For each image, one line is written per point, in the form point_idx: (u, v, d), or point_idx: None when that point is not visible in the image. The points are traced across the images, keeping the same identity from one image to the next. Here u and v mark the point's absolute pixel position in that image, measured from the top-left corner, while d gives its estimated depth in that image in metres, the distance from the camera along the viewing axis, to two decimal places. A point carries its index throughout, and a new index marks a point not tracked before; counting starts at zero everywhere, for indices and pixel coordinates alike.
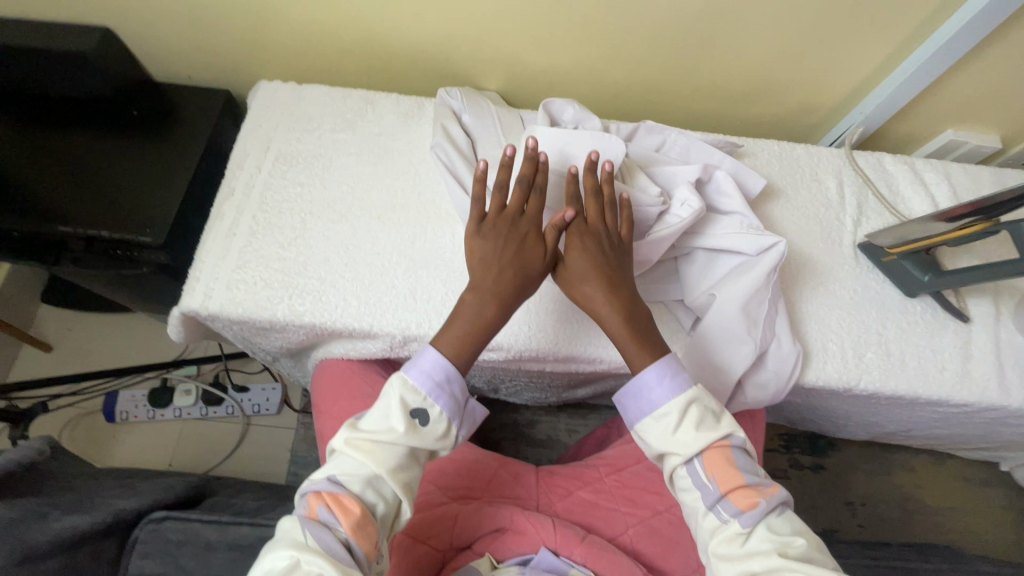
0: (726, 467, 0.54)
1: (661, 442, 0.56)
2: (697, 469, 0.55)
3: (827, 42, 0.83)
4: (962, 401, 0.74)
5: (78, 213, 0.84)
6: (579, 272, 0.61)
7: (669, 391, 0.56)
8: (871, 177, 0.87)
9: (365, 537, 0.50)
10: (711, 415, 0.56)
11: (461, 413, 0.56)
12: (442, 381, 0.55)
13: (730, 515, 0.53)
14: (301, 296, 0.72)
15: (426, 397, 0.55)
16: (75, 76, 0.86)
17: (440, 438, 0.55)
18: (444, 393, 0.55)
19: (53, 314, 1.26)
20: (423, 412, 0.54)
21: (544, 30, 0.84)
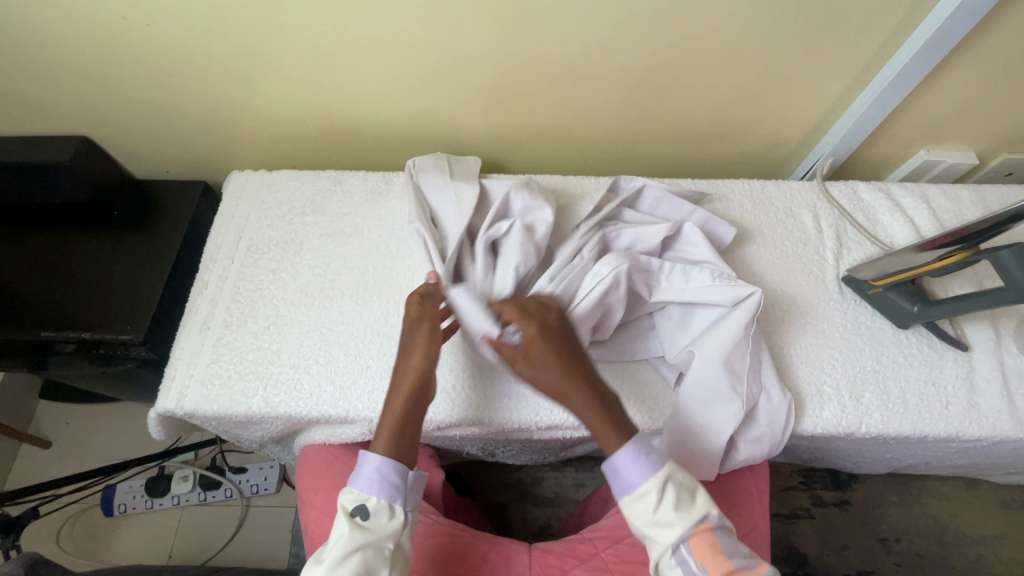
0: (714, 553, 0.51)
1: (638, 523, 0.54)
2: (685, 556, 0.52)
3: (781, 84, 0.84)
4: (976, 436, 0.69)
5: (61, 316, 0.85)
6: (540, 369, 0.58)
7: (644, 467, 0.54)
8: (847, 208, 0.85)
9: None
10: (686, 491, 0.54)
11: (403, 489, 0.56)
12: (375, 472, 0.55)
13: None
14: (273, 386, 0.71)
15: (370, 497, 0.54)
16: (57, 183, 0.90)
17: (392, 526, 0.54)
18: (380, 482, 0.55)
19: (51, 408, 1.27)
20: (365, 506, 0.54)
21: (502, 99, 0.86)
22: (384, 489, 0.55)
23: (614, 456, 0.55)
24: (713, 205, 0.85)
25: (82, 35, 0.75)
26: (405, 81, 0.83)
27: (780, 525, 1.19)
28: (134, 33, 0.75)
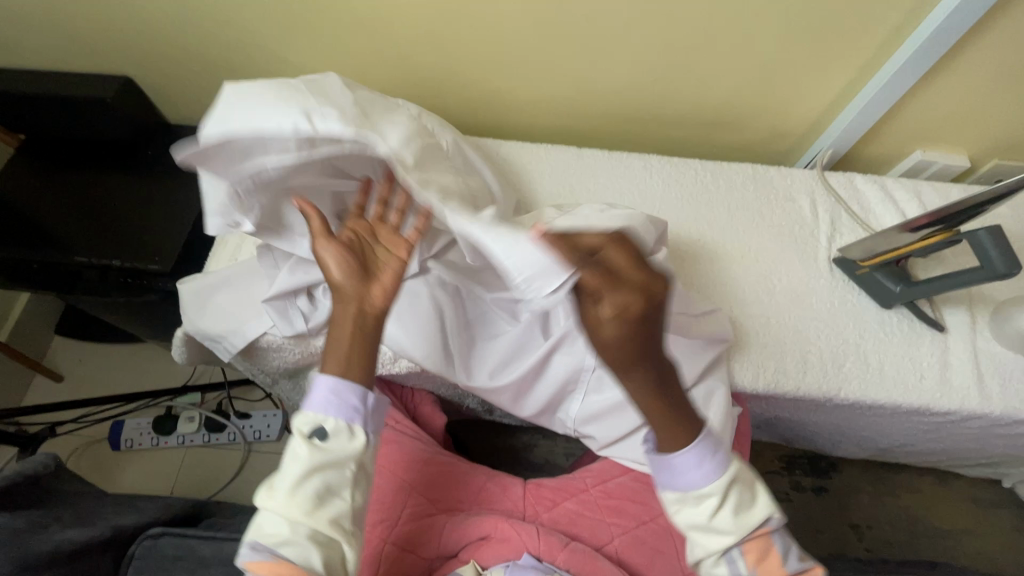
0: (770, 557, 0.52)
1: (692, 525, 0.53)
2: (734, 558, 0.52)
3: (793, 74, 0.89)
4: (944, 409, 0.75)
5: (94, 244, 0.90)
6: (614, 359, 0.46)
7: (706, 471, 0.51)
8: (843, 196, 0.90)
9: None
10: (747, 496, 0.53)
11: (362, 412, 0.52)
12: (331, 394, 0.51)
13: None
14: (276, 325, 0.74)
15: (322, 418, 0.51)
16: (97, 122, 0.95)
17: (352, 450, 0.52)
18: (336, 402, 0.51)
19: (65, 345, 1.28)
20: (322, 428, 0.51)
21: (527, 70, 0.90)
22: (342, 410, 0.52)
23: (680, 456, 0.51)
24: (717, 184, 0.90)
25: None
26: (433, 43, 0.87)
27: None
28: None
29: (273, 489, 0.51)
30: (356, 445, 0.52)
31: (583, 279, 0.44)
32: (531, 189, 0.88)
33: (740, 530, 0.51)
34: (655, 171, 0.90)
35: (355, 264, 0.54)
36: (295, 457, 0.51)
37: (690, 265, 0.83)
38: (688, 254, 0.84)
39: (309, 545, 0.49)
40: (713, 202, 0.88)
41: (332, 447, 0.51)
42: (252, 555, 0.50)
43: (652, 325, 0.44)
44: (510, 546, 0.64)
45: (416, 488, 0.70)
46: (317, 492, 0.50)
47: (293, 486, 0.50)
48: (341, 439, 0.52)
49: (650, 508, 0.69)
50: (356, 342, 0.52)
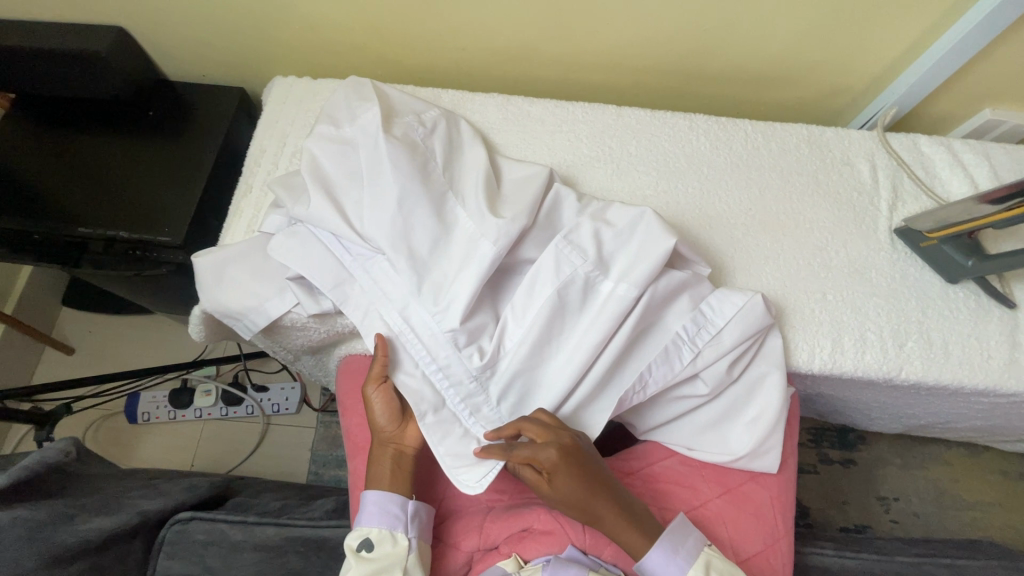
0: None
1: None
2: None
3: (862, 22, 0.80)
4: (1010, 390, 0.70)
5: (98, 213, 0.84)
6: (579, 507, 0.58)
7: (678, 563, 0.58)
8: (906, 160, 0.83)
9: None
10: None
11: (404, 519, 0.62)
12: (375, 505, 0.61)
13: None
14: (303, 303, 0.70)
15: (374, 529, 0.61)
16: (92, 79, 0.87)
17: (397, 554, 0.60)
18: (382, 514, 0.61)
19: (73, 317, 1.24)
20: (369, 539, 0.60)
21: (564, 19, 0.81)
22: (385, 519, 0.62)
23: (649, 559, 0.58)
24: (768, 147, 0.82)
25: None
26: None
27: None
28: None
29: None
30: (400, 548, 0.60)
31: (517, 455, 0.59)
32: (567, 153, 0.81)
33: None
34: (701, 132, 0.82)
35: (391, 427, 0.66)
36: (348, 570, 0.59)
37: (739, 237, 0.77)
38: (738, 223, 0.78)
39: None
40: (765, 168, 0.81)
41: (377, 551, 0.60)
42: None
43: (576, 472, 0.57)
44: (553, 540, 0.60)
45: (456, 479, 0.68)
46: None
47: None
48: (387, 542, 0.60)
49: (699, 493, 0.67)
50: (396, 466, 0.65)
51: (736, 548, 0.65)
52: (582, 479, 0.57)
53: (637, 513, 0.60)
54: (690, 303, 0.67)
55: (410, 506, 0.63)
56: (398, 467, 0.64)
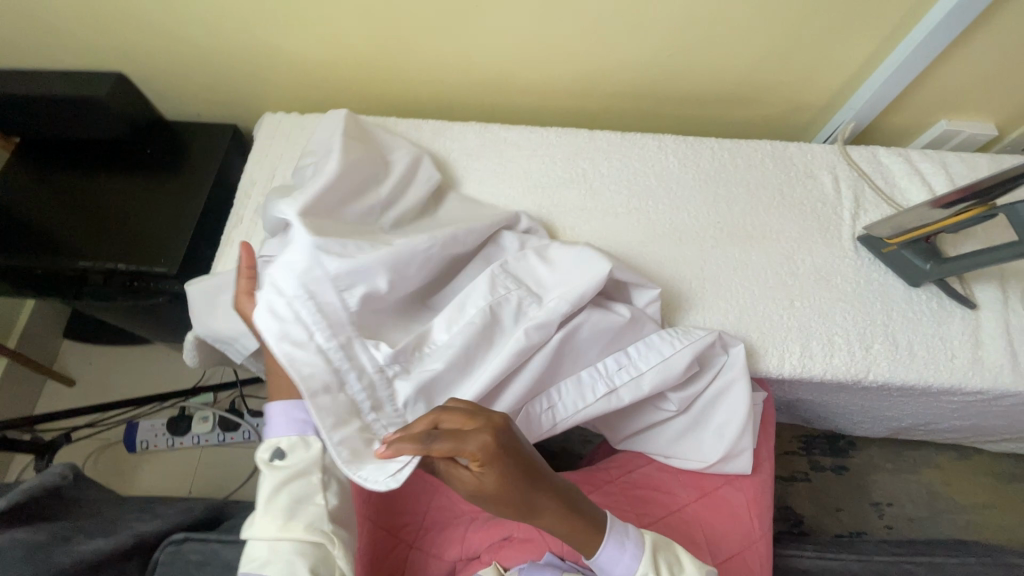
0: None
1: None
2: None
3: (815, 43, 0.84)
4: (976, 388, 0.73)
5: (97, 247, 0.88)
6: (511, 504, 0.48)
7: (629, 555, 0.54)
8: (866, 171, 0.86)
9: None
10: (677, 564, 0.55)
11: (312, 422, 0.57)
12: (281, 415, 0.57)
13: None
14: None
15: (284, 438, 0.56)
16: (93, 121, 0.93)
17: (310, 459, 0.55)
18: (292, 423, 0.57)
19: (74, 349, 1.27)
20: (278, 449, 0.56)
21: (535, 51, 0.86)
22: (293, 427, 0.57)
23: (598, 556, 0.54)
24: (734, 163, 0.86)
25: None
26: (438, 23, 0.83)
27: (778, 487, 1.23)
28: None
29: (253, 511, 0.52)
30: (312, 452, 0.55)
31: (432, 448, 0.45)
32: (543, 175, 0.85)
33: None
34: (669, 151, 0.86)
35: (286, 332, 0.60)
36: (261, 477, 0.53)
37: (708, 249, 0.80)
38: (707, 236, 0.81)
39: (294, 554, 0.50)
40: (732, 183, 0.85)
41: (294, 457, 0.55)
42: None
43: (512, 466, 0.46)
44: (531, 547, 0.62)
45: (440, 492, 0.70)
46: (283, 497, 0.52)
47: (265, 501, 0.52)
48: (301, 446, 0.56)
49: (677, 498, 0.69)
50: (299, 382, 0.60)
51: (715, 551, 0.66)
52: (517, 471, 0.47)
53: (580, 501, 0.53)
54: (618, 339, 0.69)
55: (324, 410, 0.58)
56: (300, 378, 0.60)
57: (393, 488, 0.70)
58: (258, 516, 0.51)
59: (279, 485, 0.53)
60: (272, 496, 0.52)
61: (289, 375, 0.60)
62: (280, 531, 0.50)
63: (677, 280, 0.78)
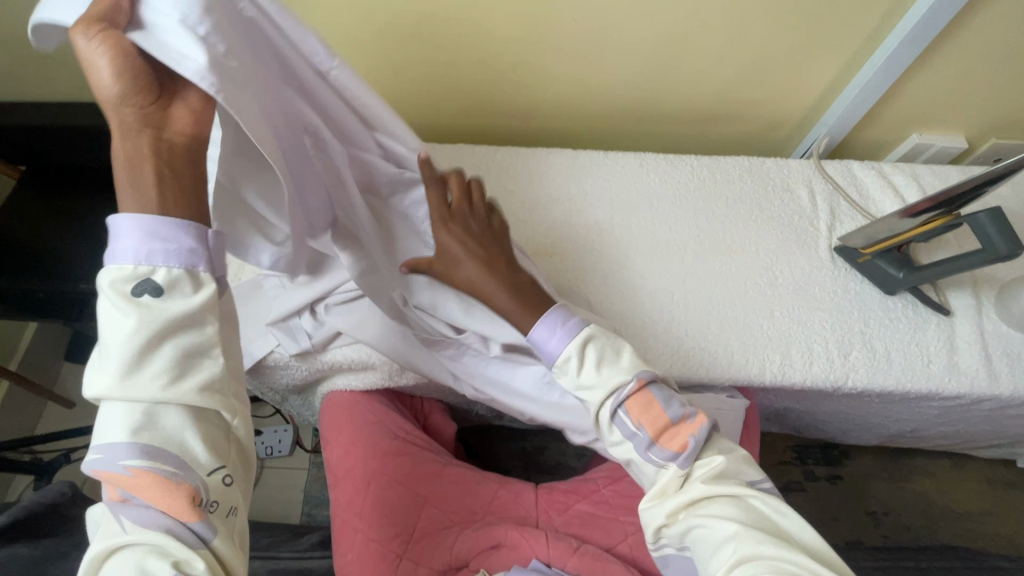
0: (650, 408, 0.55)
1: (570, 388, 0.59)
2: (622, 416, 0.56)
3: (786, 64, 0.88)
4: (953, 392, 0.75)
5: (98, 270, 0.91)
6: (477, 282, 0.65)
7: (560, 338, 0.59)
8: (841, 184, 0.89)
9: (175, 504, 0.38)
10: (610, 351, 0.59)
11: (201, 251, 0.39)
12: (142, 236, 0.37)
13: (664, 459, 0.54)
14: (282, 343, 0.75)
15: (139, 265, 0.37)
16: (96, 149, 0.96)
17: (199, 301, 0.38)
18: (165, 250, 0.37)
19: (74, 371, 1.29)
20: (150, 283, 0.37)
21: (519, 75, 0.90)
22: (169, 256, 0.38)
23: (533, 331, 0.61)
24: (713, 178, 0.89)
25: None
26: (425, 51, 0.87)
27: None
28: None
29: (101, 363, 0.37)
30: (202, 297, 0.38)
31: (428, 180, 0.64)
32: (529, 194, 0.87)
33: (604, 374, 0.57)
34: (650, 168, 0.89)
35: (178, 118, 0.39)
36: (111, 319, 0.37)
37: (689, 262, 0.83)
38: (688, 249, 0.84)
39: (181, 425, 0.38)
40: (711, 197, 0.88)
41: (167, 306, 0.37)
42: (98, 459, 0.37)
43: (474, 241, 0.65)
44: (518, 554, 0.65)
45: (430, 503, 0.70)
46: (155, 363, 0.37)
47: (126, 365, 0.37)
48: (178, 291, 0.38)
49: None
50: (170, 185, 0.38)
51: None
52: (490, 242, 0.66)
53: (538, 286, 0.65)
54: None
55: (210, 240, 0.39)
56: (169, 174, 0.38)
57: (382, 498, 0.70)
58: (116, 388, 0.37)
59: (146, 348, 0.37)
60: (138, 360, 0.37)
61: (151, 172, 0.38)
62: (153, 411, 0.38)
63: (659, 292, 0.80)
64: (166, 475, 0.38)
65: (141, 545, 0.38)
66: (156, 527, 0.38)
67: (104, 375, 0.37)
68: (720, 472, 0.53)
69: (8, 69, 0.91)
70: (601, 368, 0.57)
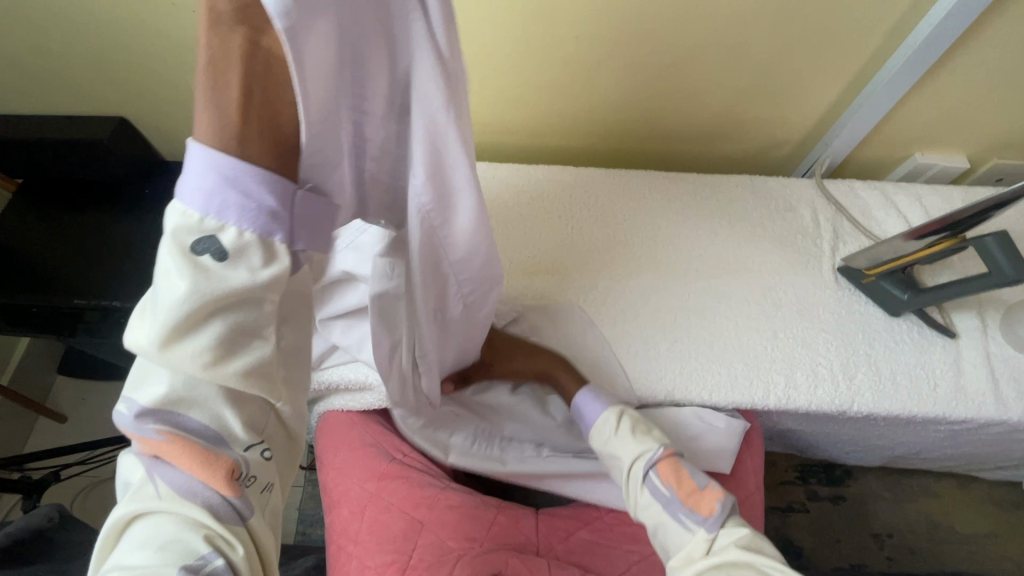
0: (675, 473, 0.59)
1: (604, 448, 0.65)
2: (653, 481, 0.59)
3: (788, 84, 0.88)
4: (961, 417, 0.73)
5: (93, 285, 0.90)
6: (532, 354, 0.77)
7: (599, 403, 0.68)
8: (844, 204, 0.89)
9: (208, 472, 0.36)
10: (642, 424, 0.65)
11: (281, 212, 0.35)
12: (218, 178, 0.33)
13: (696, 524, 0.55)
14: None
15: (206, 218, 0.33)
16: (94, 162, 0.96)
17: (272, 272, 0.35)
18: (242, 204, 0.33)
19: (68, 385, 1.28)
20: (217, 242, 0.33)
21: (521, 92, 0.90)
22: (244, 213, 0.34)
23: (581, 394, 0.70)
24: (715, 197, 0.89)
25: (127, 15, 0.80)
26: None
27: (776, 518, 1.22)
28: (176, 21, 0.80)
29: (147, 322, 0.34)
30: (273, 269, 0.35)
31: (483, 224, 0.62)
32: (530, 212, 0.86)
33: (640, 439, 0.62)
34: (652, 187, 0.89)
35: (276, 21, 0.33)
36: (167, 277, 0.33)
37: (692, 281, 0.82)
38: (690, 268, 0.83)
39: (221, 399, 0.36)
40: (714, 216, 0.87)
41: (228, 275, 0.34)
42: (135, 422, 0.35)
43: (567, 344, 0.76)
44: None
45: (428, 530, 0.68)
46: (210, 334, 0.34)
47: (174, 329, 0.33)
48: (243, 259, 0.34)
49: None
50: (258, 111, 0.34)
51: None
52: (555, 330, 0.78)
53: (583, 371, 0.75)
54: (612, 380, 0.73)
55: (282, 202, 0.35)
56: (259, 97, 0.34)
57: (379, 523, 0.69)
58: (166, 351, 0.34)
59: (201, 316, 0.34)
60: (190, 325, 0.34)
61: (239, 88, 0.33)
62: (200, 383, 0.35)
63: (662, 312, 0.79)
64: (206, 445, 0.36)
65: (162, 511, 0.36)
66: (184, 494, 0.36)
67: (152, 335, 0.33)
68: (747, 545, 0.52)
69: (7, 82, 0.90)
70: (635, 433, 0.63)
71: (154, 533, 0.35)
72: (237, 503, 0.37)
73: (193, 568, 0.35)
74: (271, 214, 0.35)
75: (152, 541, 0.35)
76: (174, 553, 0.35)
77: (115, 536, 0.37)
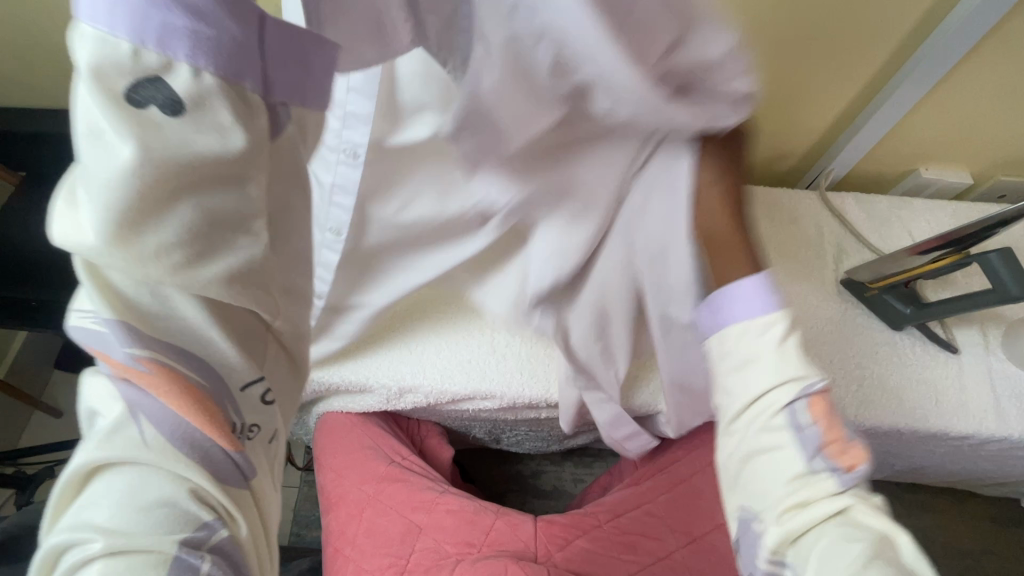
0: (829, 416, 0.58)
1: (724, 365, 0.64)
2: (800, 412, 0.59)
3: (794, 96, 0.89)
4: (961, 432, 0.73)
5: None
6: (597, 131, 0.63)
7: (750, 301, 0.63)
8: (848, 217, 0.89)
9: (201, 418, 0.32)
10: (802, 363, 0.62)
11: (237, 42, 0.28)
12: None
13: (830, 471, 0.56)
14: None
15: (141, 50, 0.26)
16: None
17: (228, 125, 0.28)
18: (178, 27, 0.26)
19: (65, 380, 1.27)
20: (162, 91, 0.27)
21: None
22: (178, 36, 0.26)
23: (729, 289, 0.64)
24: None
25: None
26: None
27: None
28: None
29: (92, 211, 0.27)
30: (231, 128, 0.28)
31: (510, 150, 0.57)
32: None
33: (799, 388, 0.59)
34: None
35: None
36: (97, 142, 0.26)
37: None
38: None
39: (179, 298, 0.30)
40: None
41: (192, 142, 0.27)
42: (107, 341, 0.30)
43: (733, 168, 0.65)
44: None
45: (426, 534, 0.68)
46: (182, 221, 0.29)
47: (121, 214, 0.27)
48: (204, 118, 0.28)
49: (664, 543, 0.68)
50: None
51: None
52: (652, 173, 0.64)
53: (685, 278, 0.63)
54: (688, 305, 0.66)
55: (250, 37, 0.28)
56: None
57: (377, 527, 0.69)
58: (128, 248, 0.28)
59: (166, 202, 0.28)
60: (157, 218, 0.28)
61: None
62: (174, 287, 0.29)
63: None
64: (197, 383, 0.32)
65: (143, 476, 0.32)
66: (175, 449, 0.32)
67: (100, 227, 0.27)
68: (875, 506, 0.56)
69: (14, 77, 0.90)
70: (799, 356, 0.61)
71: (133, 495, 0.31)
72: (235, 456, 0.34)
73: (195, 539, 0.32)
74: (225, 41, 0.27)
75: (130, 504, 0.31)
76: (163, 521, 0.31)
77: (75, 489, 0.33)
